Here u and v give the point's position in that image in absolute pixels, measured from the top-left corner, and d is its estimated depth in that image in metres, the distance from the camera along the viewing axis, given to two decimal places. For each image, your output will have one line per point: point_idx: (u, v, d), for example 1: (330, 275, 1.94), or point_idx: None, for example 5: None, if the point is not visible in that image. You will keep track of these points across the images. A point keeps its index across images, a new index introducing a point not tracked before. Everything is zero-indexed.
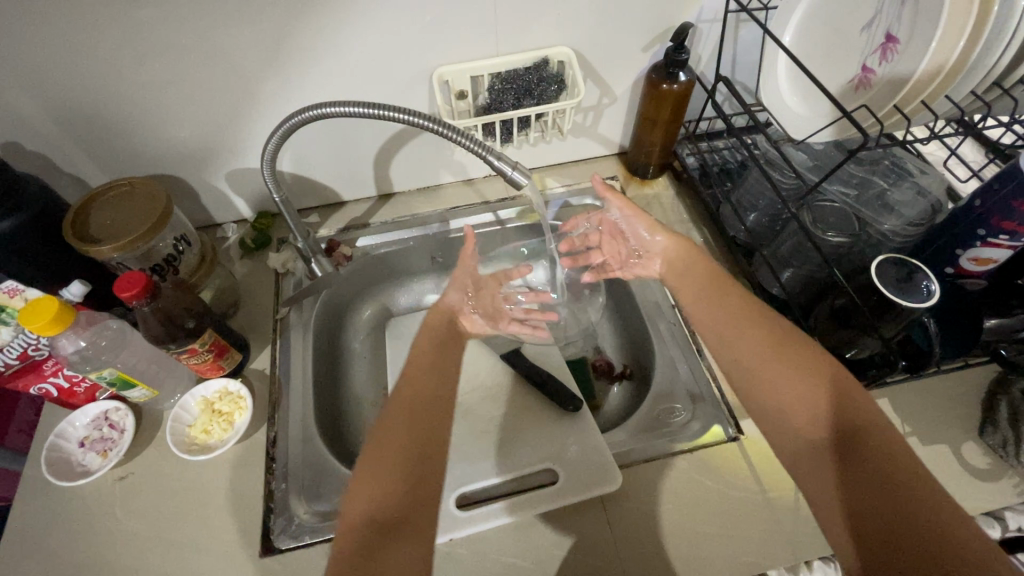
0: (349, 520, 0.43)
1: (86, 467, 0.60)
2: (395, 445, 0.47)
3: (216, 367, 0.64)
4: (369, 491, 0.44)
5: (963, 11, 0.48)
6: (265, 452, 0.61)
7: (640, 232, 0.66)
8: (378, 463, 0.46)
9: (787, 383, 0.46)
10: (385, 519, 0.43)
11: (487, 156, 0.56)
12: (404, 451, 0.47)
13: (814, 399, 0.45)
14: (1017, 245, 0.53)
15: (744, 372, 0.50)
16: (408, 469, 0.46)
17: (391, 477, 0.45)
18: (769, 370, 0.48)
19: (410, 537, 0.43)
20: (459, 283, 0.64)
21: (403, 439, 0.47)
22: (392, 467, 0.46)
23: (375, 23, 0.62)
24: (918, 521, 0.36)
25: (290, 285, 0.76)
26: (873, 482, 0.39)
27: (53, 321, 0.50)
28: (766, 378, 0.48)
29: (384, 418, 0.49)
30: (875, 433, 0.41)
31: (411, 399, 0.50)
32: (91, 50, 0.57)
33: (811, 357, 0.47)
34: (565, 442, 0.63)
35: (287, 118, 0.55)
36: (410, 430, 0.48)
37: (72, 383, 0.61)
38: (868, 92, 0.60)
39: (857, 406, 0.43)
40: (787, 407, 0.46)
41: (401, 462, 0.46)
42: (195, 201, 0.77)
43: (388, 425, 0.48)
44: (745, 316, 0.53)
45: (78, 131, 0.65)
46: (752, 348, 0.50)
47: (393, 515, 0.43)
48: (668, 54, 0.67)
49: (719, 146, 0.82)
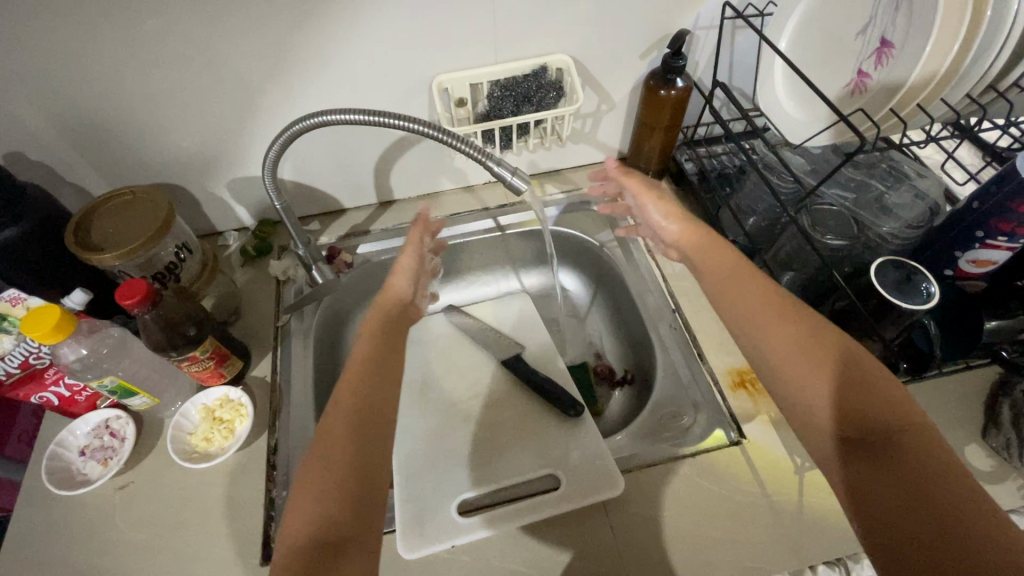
0: (290, 540, 0.41)
1: (86, 475, 0.60)
2: (335, 457, 0.44)
3: (217, 375, 0.64)
4: (310, 505, 0.42)
5: (956, 17, 0.49)
6: (266, 459, 0.61)
7: (656, 215, 0.66)
8: (315, 481, 0.43)
9: (812, 371, 0.43)
10: (328, 535, 0.41)
11: (487, 162, 0.57)
12: (339, 460, 0.44)
13: (842, 389, 0.42)
14: (1015, 245, 0.54)
15: (762, 357, 0.47)
16: (355, 477, 0.44)
17: (329, 492, 0.43)
18: (793, 357, 0.44)
19: (355, 552, 0.41)
20: (404, 270, 0.63)
21: (341, 451, 0.45)
22: (338, 481, 0.43)
23: (376, 32, 0.62)
24: (943, 517, 0.34)
25: (291, 292, 0.76)
26: (900, 474, 0.37)
27: (53, 330, 0.50)
28: (789, 364, 0.44)
29: (328, 421, 0.47)
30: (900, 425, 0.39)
31: (355, 402, 0.48)
32: (95, 60, 0.58)
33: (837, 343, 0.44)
34: (567, 447, 0.63)
35: (288, 127, 0.56)
36: (349, 440, 0.45)
37: (73, 392, 0.61)
38: (863, 96, 0.60)
39: (881, 397, 0.41)
40: (811, 398, 0.43)
41: (342, 473, 0.44)
42: (196, 209, 0.78)
43: (328, 429, 0.46)
44: (767, 300, 0.48)
45: (81, 141, 0.65)
46: (774, 332, 0.46)
47: (337, 534, 0.41)
48: (666, 60, 0.68)
49: (717, 150, 0.83)
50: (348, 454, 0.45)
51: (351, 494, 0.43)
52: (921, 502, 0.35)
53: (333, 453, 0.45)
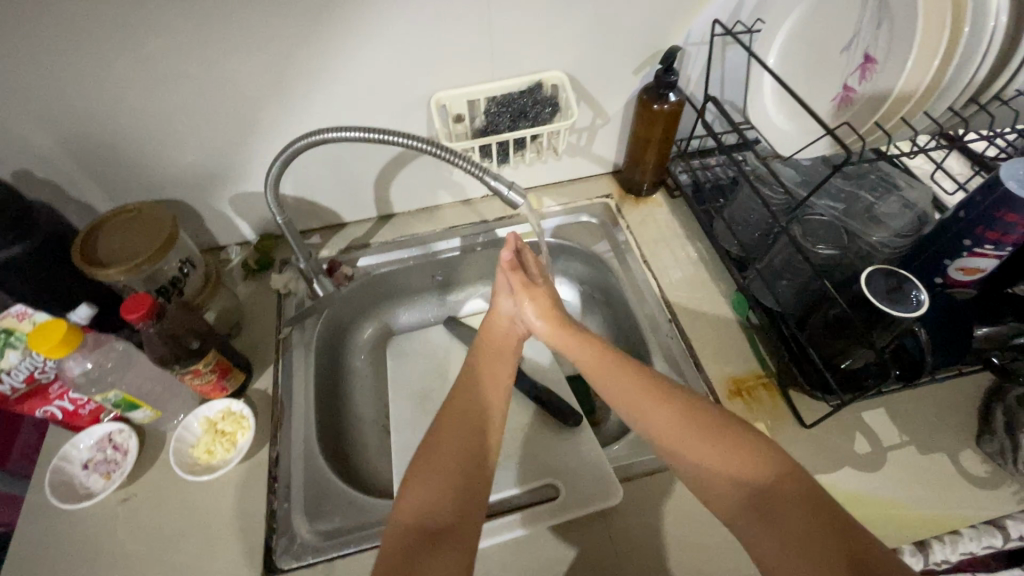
0: (398, 519, 0.46)
1: (89, 489, 0.60)
2: (446, 453, 0.50)
3: (219, 388, 0.65)
4: (443, 453, 0.50)
5: (936, 33, 0.50)
6: (268, 471, 0.62)
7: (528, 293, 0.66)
8: (425, 472, 0.48)
9: (707, 446, 0.46)
10: (431, 522, 0.45)
11: (484, 177, 0.58)
12: (467, 423, 0.52)
13: (734, 462, 0.45)
14: (1002, 253, 0.55)
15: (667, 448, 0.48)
16: (460, 468, 0.49)
17: (443, 481, 0.48)
18: (675, 426, 0.48)
19: (457, 542, 0.44)
20: (502, 287, 0.64)
21: (450, 447, 0.50)
22: (460, 418, 0.53)
23: (375, 51, 0.64)
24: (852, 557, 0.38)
25: (292, 306, 0.77)
26: (776, 530, 0.41)
27: (62, 343, 0.51)
28: (679, 444, 0.48)
29: (443, 411, 0.54)
30: (774, 495, 0.42)
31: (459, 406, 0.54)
32: (103, 80, 0.60)
33: (722, 425, 0.47)
34: (566, 456, 0.63)
35: (291, 143, 0.57)
36: (461, 436, 0.51)
37: (78, 406, 0.61)
38: (852, 108, 0.62)
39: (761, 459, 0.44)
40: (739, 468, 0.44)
41: (453, 464, 0.49)
42: (199, 224, 0.79)
43: (457, 397, 0.55)
44: (659, 409, 0.50)
45: (87, 159, 0.67)
46: (664, 424, 0.49)
47: (442, 522, 0.45)
48: (658, 75, 0.70)
49: (711, 163, 0.85)
50: (459, 447, 0.50)
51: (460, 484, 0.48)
52: (827, 549, 0.39)
53: (463, 412, 0.53)
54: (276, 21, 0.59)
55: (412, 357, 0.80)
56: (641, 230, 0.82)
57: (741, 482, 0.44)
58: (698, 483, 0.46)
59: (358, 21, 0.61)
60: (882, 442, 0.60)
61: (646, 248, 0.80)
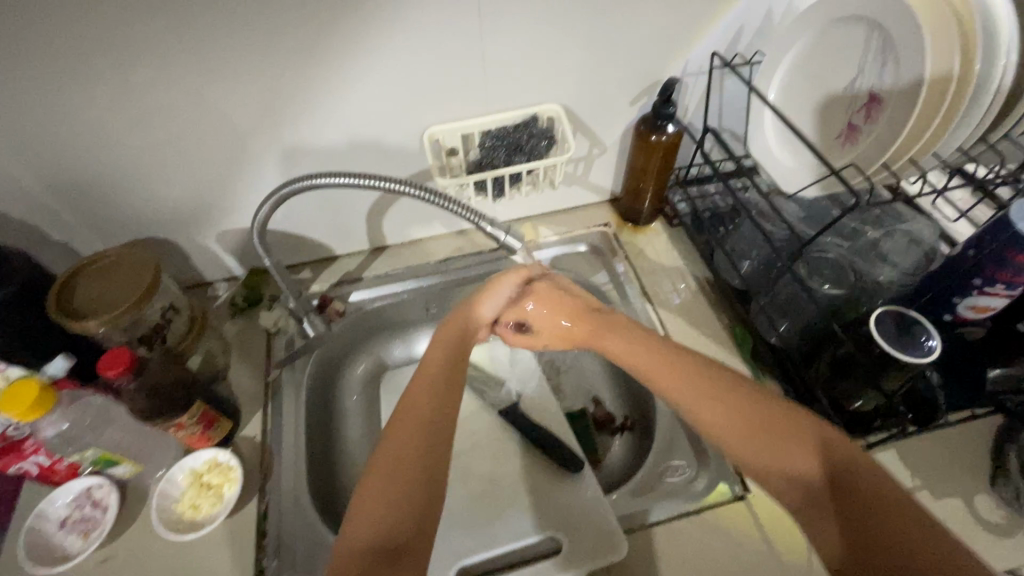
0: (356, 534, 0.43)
1: (66, 550, 0.57)
2: (408, 451, 0.47)
3: (205, 438, 0.62)
4: (410, 451, 0.47)
5: (943, 82, 0.50)
6: (256, 525, 0.59)
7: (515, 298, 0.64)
8: (382, 474, 0.45)
9: (736, 426, 0.47)
10: (390, 542, 0.43)
11: (481, 223, 0.59)
12: (427, 423, 0.49)
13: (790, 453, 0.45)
14: (1015, 293, 0.53)
15: (706, 428, 0.49)
16: (419, 472, 0.46)
17: (399, 487, 0.45)
18: (707, 413, 0.49)
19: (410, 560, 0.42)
20: (495, 291, 0.61)
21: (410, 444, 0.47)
22: (415, 421, 0.49)
23: (366, 86, 0.62)
24: (878, 523, 0.39)
25: (282, 344, 0.75)
26: (829, 522, 0.42)
27: (33, 406, 0.49)
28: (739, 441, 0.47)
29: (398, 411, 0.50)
30: (815, 478, 0.44)
31: (425, 405, 0.50)
32: (81, 120, 0.57)
33: (778, 414, 0.47)
34: (567, 505, 0.61)
35: (278, 189, 0.56)
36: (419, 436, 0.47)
37: (54, 461, 0.58)
38: (855, 147, 0.61)
39: (797, 430, 0.46)
40: (776, 442, 0.45)
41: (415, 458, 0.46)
42: (185, 260, 0.77)
43: (415, 389, 0.52)
44: (705, 399, 0.49)
45: (67, 198, 0.64)
46: (721, 423, 0.48)
47: (398, 538, 0.43)
48: (656, 106, 0.68)
49: (709, 190, 0.82)
50: (418, 446, 0.47)
51: (417, 482, 0.45)
52: (849, 522, 0.40)
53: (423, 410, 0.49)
54: (261, 58, 0.56)
55: None
56: (640, 261, 0.80)
57: (771, 461, 0.45)
58: (763, 479, 0.46)
59: (348, 57, 0.59)
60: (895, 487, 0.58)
61: (646, 279, 0.78)
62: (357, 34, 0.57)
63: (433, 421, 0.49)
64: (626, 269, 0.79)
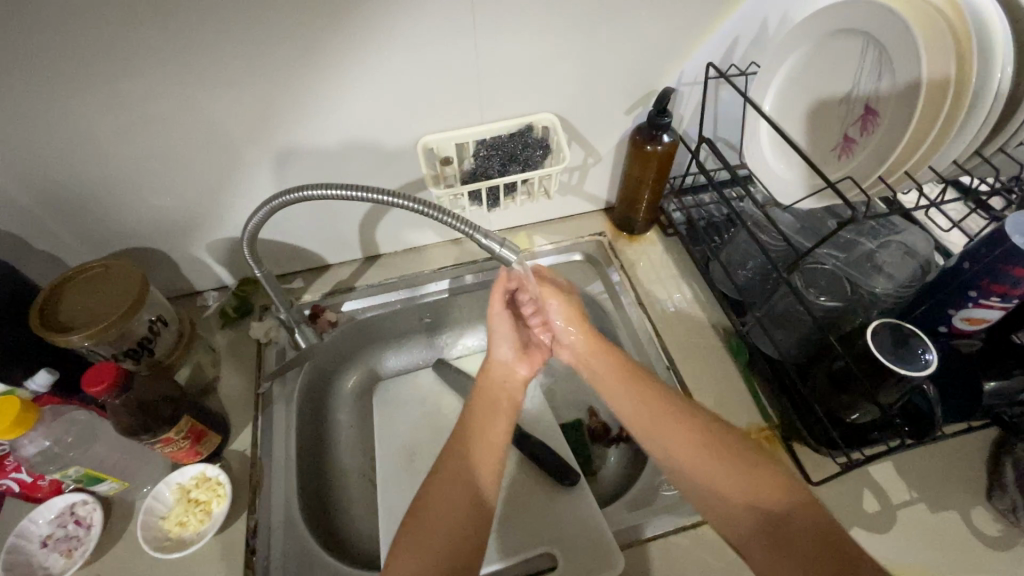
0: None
1: (48, 569, 0.54)
2: (448, 504, 0.49)
3: (193, 453, 0.60)
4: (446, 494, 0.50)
5: (939, 97, 0.50)
6: (246, 542, 0.58)
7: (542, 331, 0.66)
8: (421, 528, 0.48)
9: (722, 471, 0.49)
10: None
11: (475, 235, 0.58)
12: (463, 467, 0.51)
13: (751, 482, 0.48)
14: (1008, 305, 0.53)
15: (682, 473, 0.51)
16: (457, 527, 0.48)
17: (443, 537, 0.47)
18: (693, 454, 0.51)
19: None
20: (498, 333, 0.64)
21: (442, 504, 0.49)
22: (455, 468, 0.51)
23: (359, 95, 0.61)
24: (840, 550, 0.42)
25: (273, 355, 0.74)
26: (787, 554, 0.44)
27: (13, 424, 0.48)
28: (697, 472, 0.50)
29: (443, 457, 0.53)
30: (783, 517, 0.45)
31: (456, 445, 0.53)
32: (66, 129, 0.56)
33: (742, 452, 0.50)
34: (563, 519, 0.60)
35: (269, 201, 0.56)
36: (454, 488, 0.50)
37: (35, 478, 0.57)
38: (852, 160, 0.61)
39: (769, 476, 0.48)
40: (756, 484, 0.48)
41: (449, 515, 0.48)
42: (174, 270, 0.75)
43: (455, 444, 0.54)
44: (681, 433, 0.52)
45: (53, 208, 0.63)
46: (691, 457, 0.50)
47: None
48: (651, 117, 0.68)
49: (704, 200, 0.83)
50: (453, 502, 0.49)
51: (455, 536, 0.47)
52: (805, 549, 0.43)
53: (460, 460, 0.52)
54: (253, 68, 0.56)
55: (398, 406, 0.77)
56: (636, 270, 0.80)
57: (745, 499, 0.47)
58: (730, 516, 0.48)
59: (342, 67, 0.58)
60: (891, 499, 0.58)
61: (641, 289, 0.78)
62: (351, 44, 0.56)
63: (465, 467, 0.51)
64: (621, 279, 0.79)
